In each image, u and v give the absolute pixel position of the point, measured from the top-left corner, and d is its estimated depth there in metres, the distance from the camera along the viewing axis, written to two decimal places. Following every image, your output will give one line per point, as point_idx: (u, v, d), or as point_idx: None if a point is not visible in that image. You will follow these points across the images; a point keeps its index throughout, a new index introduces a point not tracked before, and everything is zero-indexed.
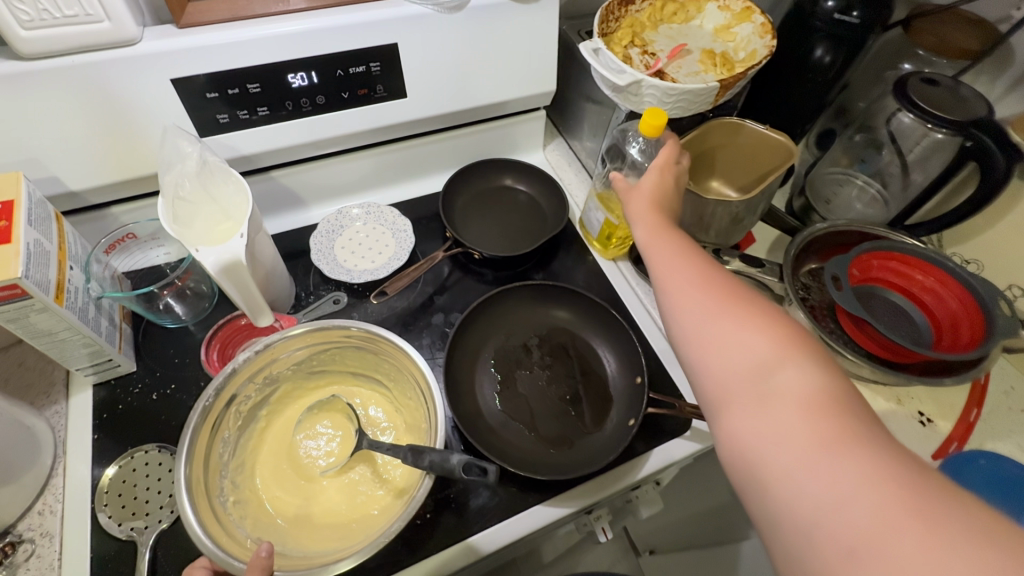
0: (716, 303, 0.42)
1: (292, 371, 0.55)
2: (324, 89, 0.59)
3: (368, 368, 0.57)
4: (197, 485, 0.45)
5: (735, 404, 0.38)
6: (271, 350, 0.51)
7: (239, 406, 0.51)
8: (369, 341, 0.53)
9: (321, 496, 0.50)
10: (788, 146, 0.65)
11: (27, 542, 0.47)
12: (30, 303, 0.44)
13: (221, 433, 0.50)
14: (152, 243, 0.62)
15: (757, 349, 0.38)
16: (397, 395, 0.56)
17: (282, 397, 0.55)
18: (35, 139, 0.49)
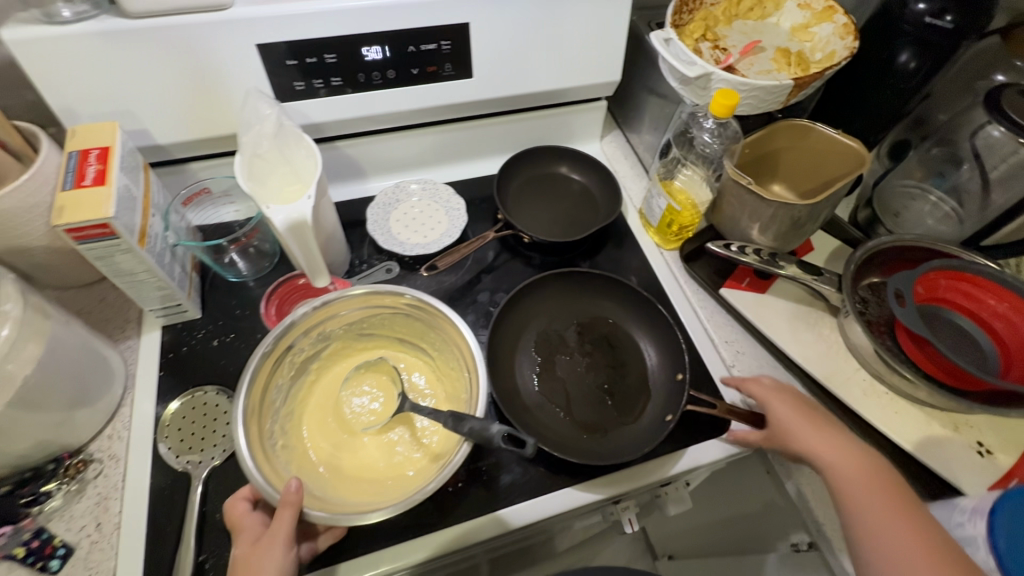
0: (859, 477, 0.48)
1: (345, 330, 0.57)
2: (395, 64, 0.60)
3: (416, 336, 0.59)
4: (253, 425, 0.48)
5: (853, 491, 0.47)
6: (330, 307, 0.54)
7: (295, 356, 0.55)
8: (420, 309, 0.55)
9: (361, 451, 0.52)
10: (860, 152, 0.62)
11: (96, 462, 0.51)
12: (117, 243, 0.48)
13: (278, 378, 0.53)
14: (223, 198, 0.66)
15: (873, 475, 0.48)
16: (440, 366, 0.58)
17: (333, 353, 0.58)
18: (134, 93, 0.53)
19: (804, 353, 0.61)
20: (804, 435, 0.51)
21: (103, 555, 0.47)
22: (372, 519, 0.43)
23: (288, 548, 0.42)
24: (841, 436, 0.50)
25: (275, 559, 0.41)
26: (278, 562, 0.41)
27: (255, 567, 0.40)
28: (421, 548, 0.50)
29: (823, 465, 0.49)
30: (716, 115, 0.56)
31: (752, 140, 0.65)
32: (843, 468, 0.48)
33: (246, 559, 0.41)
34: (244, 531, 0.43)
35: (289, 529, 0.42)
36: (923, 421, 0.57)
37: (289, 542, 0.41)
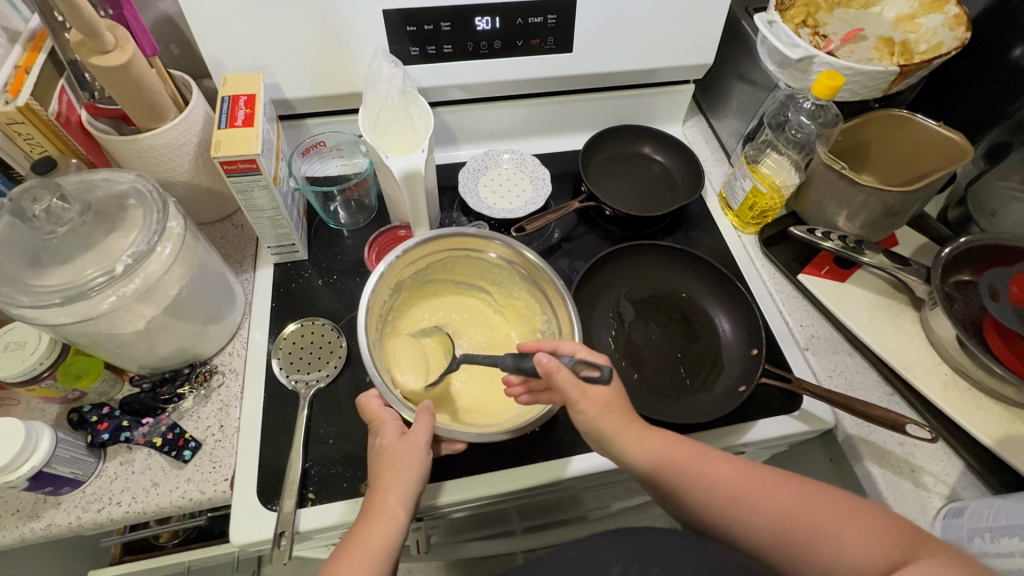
0: (694, 455, 0.49)
1: (412, 279, 0.63)
2: (502, 35, 0.64)
3: (476, 277, 0.66)
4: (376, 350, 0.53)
5: (693, 466, 0.48)
6: (419, 253, 0.59)
7: (380, 308, 0.59)
8: (503, 257, 0.62)
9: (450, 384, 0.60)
10: (963, 145, 0.61)
11: (219, 373, 0.58)
12: (257, 179, 0.54)
13: (376, 329, 0.57)
14: (332, 152, 0.72)
15: (702, 451, 0.49)
16: (500, 299, 0.67)
17: (402, 302, 0.64)
18: (276, 49, 0.59)
19: (882, 342, 0.61)
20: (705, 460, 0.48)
21: (225, 452, 0.53)
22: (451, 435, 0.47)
23: (427, 454, 0.47)
24: (624, 419, 0.49)
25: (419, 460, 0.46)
26: (421, 463, 0.46)
27: (400, 462, 0.45)
28: (498, 482, 0.54)
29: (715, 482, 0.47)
30: (818, 95, 0.56)
31: (850, 126, 0.65)
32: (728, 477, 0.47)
33: (393, 452, 0.46)
34: (384, 424, 0.48)
35: (428, 437, 0.47)
36: (1006, 421, 0.56)
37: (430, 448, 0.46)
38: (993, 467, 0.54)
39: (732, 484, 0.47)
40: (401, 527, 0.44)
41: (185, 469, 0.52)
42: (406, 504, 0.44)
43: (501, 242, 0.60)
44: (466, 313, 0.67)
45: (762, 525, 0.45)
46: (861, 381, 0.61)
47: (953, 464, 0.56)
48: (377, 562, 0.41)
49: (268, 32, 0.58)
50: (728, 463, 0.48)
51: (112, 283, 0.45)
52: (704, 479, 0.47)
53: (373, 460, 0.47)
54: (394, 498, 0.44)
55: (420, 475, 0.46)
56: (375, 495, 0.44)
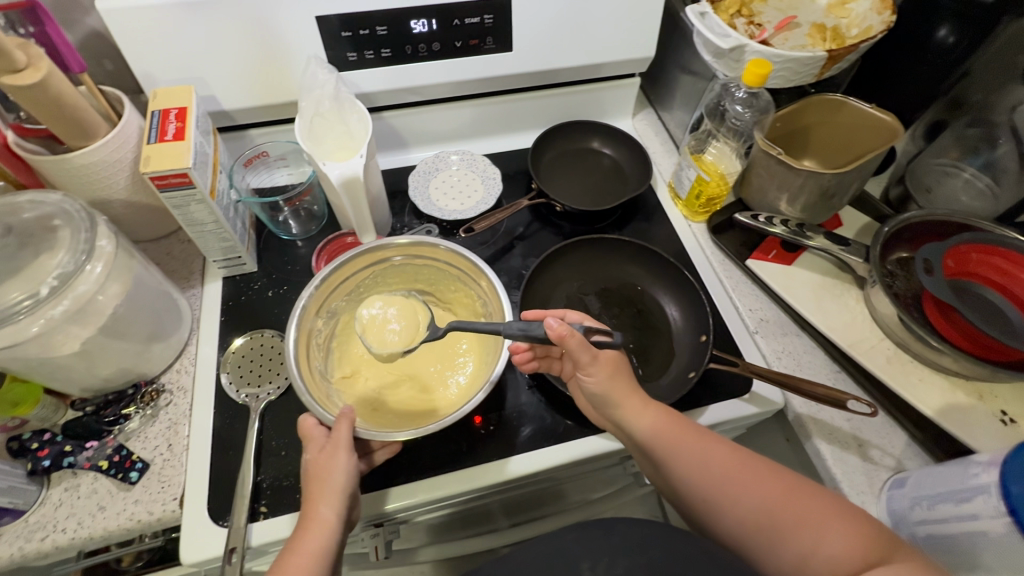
0: (688, 441, 0.50)
1: (345, 303, 0.62)
2: (440, 37, 0.64)
3: (413, 281, 0.65)
4: (303, 368, 0.52)
5: (687, 443, 0.50)
6: (338, 275, 0.58)
7: (315, 338, 0.58)
8: (416, 255, 0.61)
9: (408, 391, 0.58)
10: (894, 126, 0.63)
11: (167, 392, 0.57)
12: (192, 193, 0.53)
13: (312, 359, 0.56)
14: (277, 162, 0.72)
15: (696, 435, 0.51)
16: (443, 296, 0.66)
17: (344, 326, 0.63)
18: (209, 61, 0.59)
19: (827, 322, 0.62)
20: (698, 443, 0.50)
21: (174, 471, 0.53)
22: (398, 437, 0.47)
23: (351, 456, 0.46)
24: (625, 392, 0.52)
25: (343, 465, 0.46)
26: (345, 467, 0.46)
27: (326, 471, 0.45)
28: (455, 483, 0.54)
29: (707, 464, 0.49)
30: (748, 84, 0.57)
31: (786, 112, 0.66)
32: (721, 461, 0.49)
33: (318, 464, 0.46)
34: (312, 441, 0.48)
35: (349, 439, 0.47)
36: (946, 389, 0.57)
37: (351, 450, 0.46)
38: (935, 436, 0.56)
39: (720, 472, 0.49)
40: (336, 533, 0.44)
41: (132, 490, 0.51)
42: (339, 509, 0.44)
43: (395, 242, 0.59)
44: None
45: (749, 510, 0.47)
46: (809, 361, 0.62)
47: (897, 435, 0.57)
48: (312, 571, 0.41)
49: (199, 44, 0.57)
50: (718, 451, 0.50)
51: (39, 306, 0.44)
52: (694, 464, 0.50)
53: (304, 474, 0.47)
54: (324, 505, 0.44)
55: (348, 479, 0.46)
56: (307, 508, 0.44)
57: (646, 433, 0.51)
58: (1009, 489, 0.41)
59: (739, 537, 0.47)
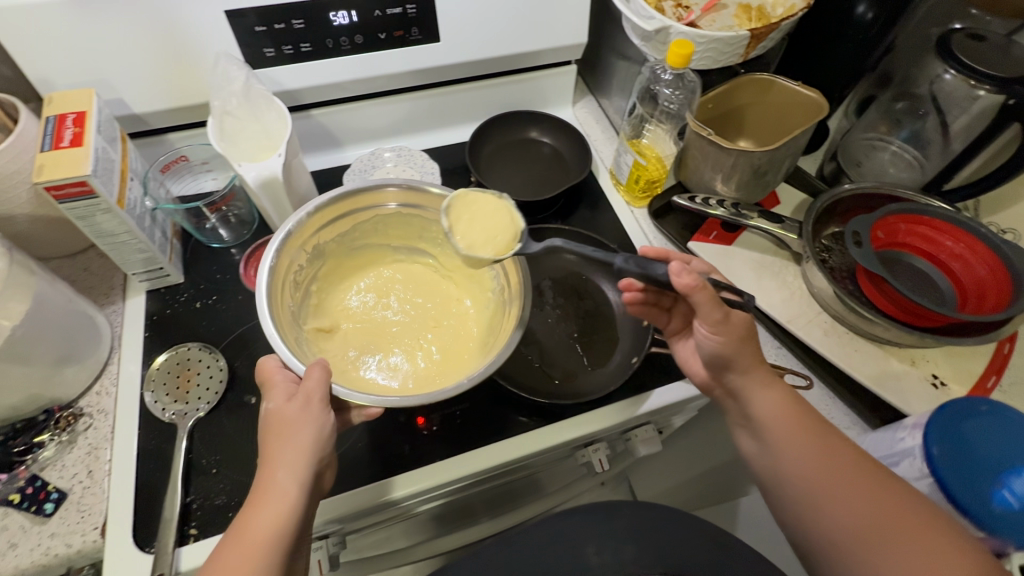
0: (802, 440, 0.47)
1: (335, 244, 0.60)
2: (363, 29, 0.62)
3: (413, 239, 0.64)
4: (277, 303, 0.50)
5: (800, 432, 0.47)
6: (324, 215, 0.55)
7: (295, 273, 0.56)
8: (413, 207, 0.59)
9: (386, 351, 0.58)
10: (819, 102, 0.64)
11: (86, 416, 0.54)
12: (96, 202, 0.50)
13: (287, 296, 0.55)
14: (201, 168, 0.69)
15: (819, 436, 0.47)
16: (446, 265, 0.65)
17: (329, 270, 0.62)
18: (111, 63, 0.55)
19: (767, 299, 0.63)
20: (813, 440, 0.46)
21: (95, 498, 0.50)
22: (355, 401, 0.44)
23: (325, 410, 0.44)
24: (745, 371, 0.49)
25: (314, 420, 0.43)
26: (315, 423, 0.43)
27: (290, 427, 0.43)
28: (401, 485, 0.52)
29: (819, 460, 0.46)
30: (673, 66, 0.57)
31: (715, 93, 0.66)
32: (835, 462, 0.45)
33: (280, 415, 0.43)
34: (276, 387, 0.45)
35: (323, 394, 0.44)
36: (882, 357, 0.59)
37: (324, 403, 0.43)
38: (872, 403, 0.57)
39: (842, 477, 0.44)
40: (296, 501, 0.40)
41: (48, 523, 0.48)
42: (298, 478, 0.41)
43: (394, 186, 0.56)
44: (410, 279, 0.66)
45: (858, 515, 0.43)
46: None
47: (838, 407, 0.58)
48: (269, 545, 0.38)
49: (98, 46, 0.54)
50: (838, 456, 0.45)
51: None
52: (806, 468, 0.46)
53: (262, 426, 0.44)
54: (281, 471, 0.41)
55: (316, 438, 0.43)
56: (263, 469, 0.41)
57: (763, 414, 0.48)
58: (931, 450, 0.42)
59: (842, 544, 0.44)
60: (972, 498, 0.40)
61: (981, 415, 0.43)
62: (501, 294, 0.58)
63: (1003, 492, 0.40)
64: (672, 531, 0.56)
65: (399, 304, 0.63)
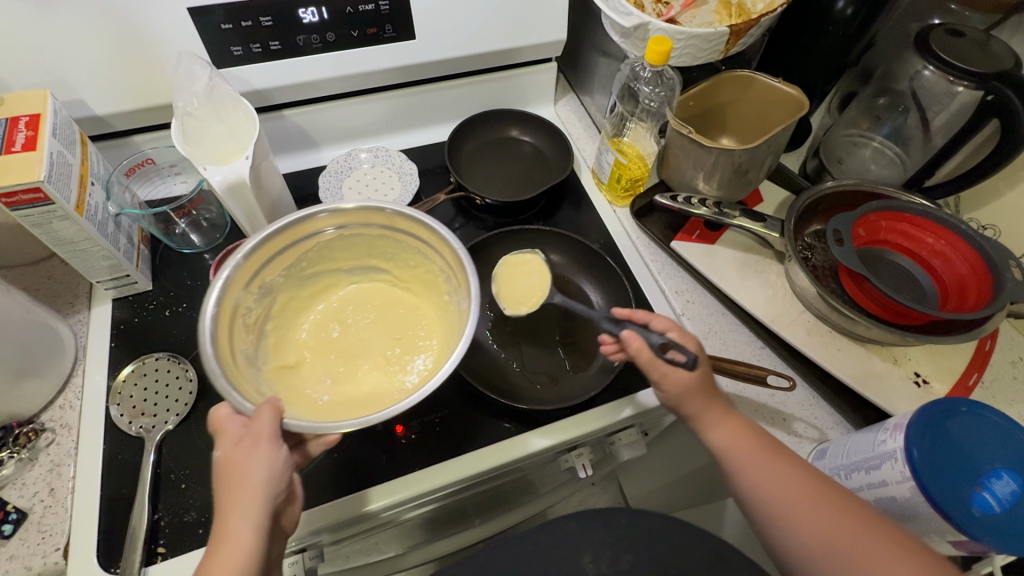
0: (765, 458, 0.47)
1: (284, 280, 0.57)
2: (334, 26, 0.60)
3: (364, 257, 0.61)
4: (225, 353, 0.46)
5: (754, 459, 0.47)
6: (264, 250, 0.52)
7: (243, 317, 0.53)
8: (361, 228, 0.56)
9: (353, 379, 0.56)
10: (800, 99, 0.63)
11: (48, 431, 0.52)
12: (52, 209, 0.48)
13: (238, 342, 0.51)
14: (170, 171, 0.67)
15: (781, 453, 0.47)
16: (401, 276, 0.63)
17: (282, 307, 0.58)
18: (67, 63, 0.53)
19: (750, 298, 0.62)
20: (766, 461, 0.46)
21: (57, 518, 0.48)
22: (341, 429, 0.41)
23: (276, 447, 0.41)
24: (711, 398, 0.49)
25: (265, 457, 0.40)
26: (266, 461, 0.40)
27: (242, 467, 0.40)
28: (377, 497, 0.50)
29: (773, 482, 0.45)
30: (652, 63, 0.56)
31: (696, 90, 0.65)
32: (788, 483, 0.45)
33: (231, 459, 0.40)
34: (225, 433, 0.41)
35: (274, 429, 0.41)
36: (865, 356, 0.58)
37: (273, 441, 0.40)
38: (855, 403, 0.57)
39: (797, 499, 0.44)
40: (254, 546, 0.38)
41: (7, 544, 0.46)
42: (255, 520, 0.38)
43: (327, 212, 0.52)
44: (369, 299, 0.63)
45: (812, 533, 0.43)
46: (735, 339, 0.62)
47: (821, 407, 0.58)
48: None
49: (53, 45, 0.51)
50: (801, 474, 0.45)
51: None
52: (768, 482, 0.46)
53: (216, 472, 0.40)
54: (235, 517, 0.38)
55: (270, 477, 0.40)
56: (218, 518, 0.39)
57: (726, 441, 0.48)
58: (912, 453, 0.42)
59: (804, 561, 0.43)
60: (951, 503, 0.40)
61: (960, 416, 0.43)
62: (458, 299, 0.55)
63: (983, 494, 0.40)
64: (657, 535, 0.55)
65: (360, 325, 0.61)
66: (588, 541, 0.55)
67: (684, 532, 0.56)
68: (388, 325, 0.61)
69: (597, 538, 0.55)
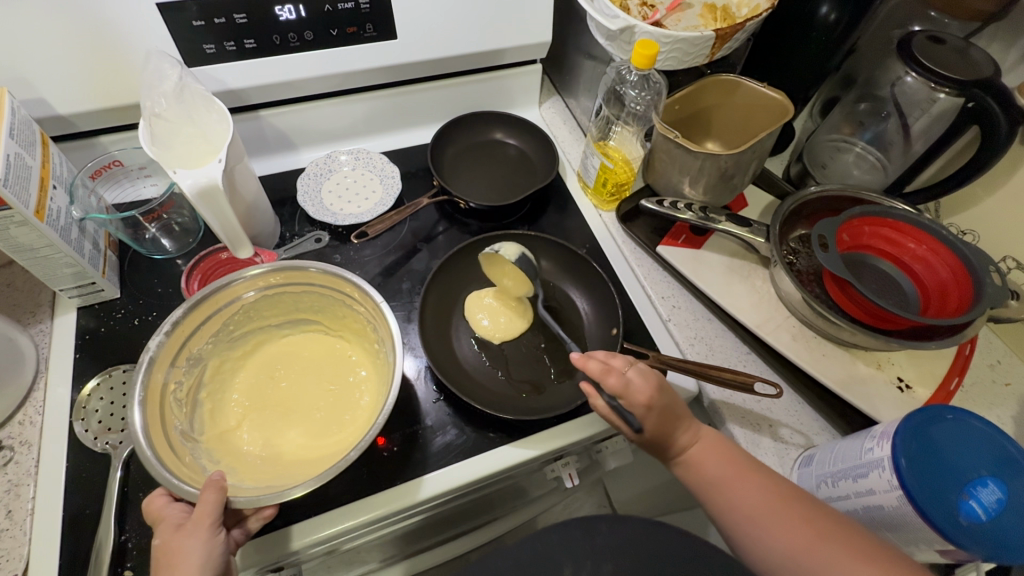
0: (733, 470, 0.47)
1: (213, 346, 0.55)
2: (312, 25, 0.58)
3: (292, 311, 0.59)
4: (157, 435, 0.45)
5: (721, 474, 0.47)
6: (188, 323, 0.50)
7: (175, 392, 0.51)
8: (284, 283, 0.54)
9: (284, 440, 0.53)
10: (784, 104, 0.63)
11: (6, 449, 0.49)
12: (9, 215, 0.45)
13: (172, 417, 0.49)
14: (139, 173, 0.65)
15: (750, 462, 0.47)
16: (332, 324, 0.60)
17: (214, 372, 0.56)
18: (25, 60, 0.50)
19: (736, 304, 0.62)
20: (732, 475, 0.47)
21: (14, 543, 0.45)
22: (292, 494, 0.41)
23: (215, 533, 0.40)
24: (684, 410, 0.49)
25: (202, 543, 0.39)
26: (204, 548, 0.39)
27: (179, 555, 0.39)
28: (356, 513, 0.48)
29: (740, 494, 0.46)
30: (638, 66, 0.55)
31: (681, 95, 0.65)
32: (757, 495, 0.45)
33: (168, 545, 0.39)
34: (164, 521, 0.41)
35: (217, 514, 0.40)
36: (849, 361, 0.58)
37: (214, 525, 0.39)
38: (840, 408, 0.57)
39: (765, 508, 0.45)
40: None
41: None
42: None
43: (245, 277, 0.52)
44: (301, 351, 0.61)
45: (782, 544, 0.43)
46: (721, 345, 0.62)
47: (807, 412, 0.58)
48: None
49: (10, 41, 0.48)
50: (762, 486, 0.46)
51: None
52: (731, 489, 0.46)
53: (153, 565, 0.39)
54: None
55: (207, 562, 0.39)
56: None
57: (695, 451, 0.48)
58: (899, 461, 0.42)
59: (766, 564, 0.44)
60: (940, 512, 0.39)
61: (945, 422, 0.43)
62: (384, 348, 0.53)
63: (969, 502, 0.40)
64: (643, 544, 0.55)
65: (292, 379, 0.58)
66: (573, 553, 0.54)
67: (671, 541, 0.55)
68: (321, 377, 0.58)
69: (583, 549, 0.54)
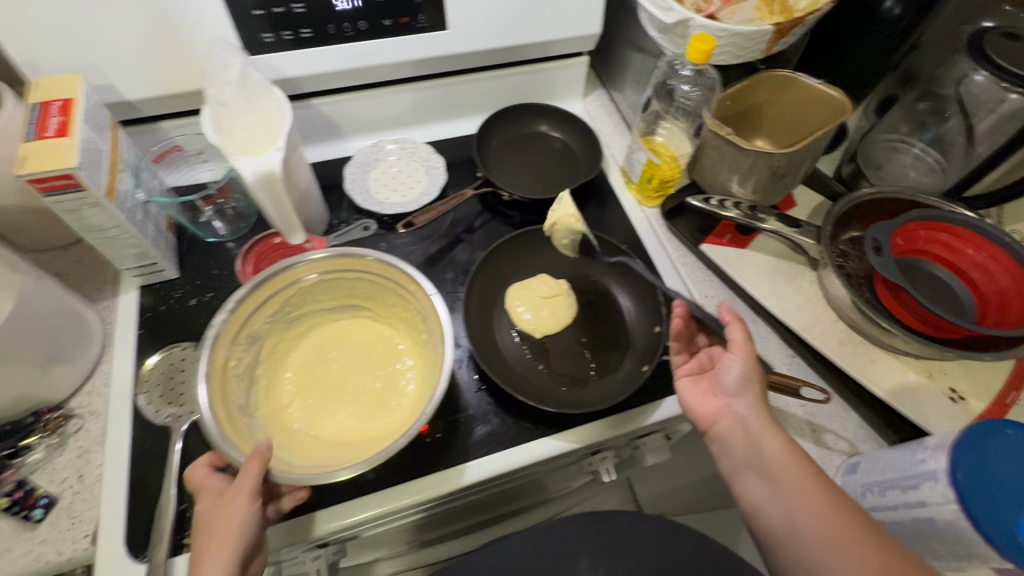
0: (798, 476, 0.44)
1: (271, 326, 0.57)
2: (366, 15, 0.58)
3: (344, 297, 0.61)
4: (218, 410, 0.47)
5: (787, 476, 0.44)
6: (250, 302, 0.52)
7: (234, 369, 0.53)
8: (340, 269, 0.56)
9: (332, 422, 0.55)
10: (842, 102, 0.61)
11: (77, 417, 0.53)
12: (83, 196, 0.48)
13: (231, 393, 0.51)
14: (197, 158, 0.68)
15: (813, 474, 0.44)
16: (381, 311, 0.62)
17: (270, 351, 0.58)
18: (98, 48, 0.52)
19: (782, 306, 0.61)
20: (798, 481, 0.44)
21: (85, 505, 0.48)
22: (342, 475, 0.42)
23: (253, 502, 0.41)
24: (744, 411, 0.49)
25: (240, 511, 0.41)
26: (242, 514, 0.41)
27: (221, 516, 0.41)
28: (401, 495, 0.50)
29: (803, 501, 0.43)
30: (693, 61, 0.55)
31: (734, 90, 0.64)
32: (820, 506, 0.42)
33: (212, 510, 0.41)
34: (210, 488, 0.44)
35: (256, 484, 0.42)
36: (900, 369, 0.57)
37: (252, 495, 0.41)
38: (887, 417, 0.56)
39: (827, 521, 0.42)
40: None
41: (38, 528, 0.47)
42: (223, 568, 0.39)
43: (306, 262, 0.54)
44: (350, 336, 0.62)
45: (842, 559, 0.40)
46: (765, 347, 0.61)
47: (852, 419, 0.57)
48: None
49: (84, 28, 0.50)
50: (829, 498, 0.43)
51: None
52: (793, 492, 0.43)
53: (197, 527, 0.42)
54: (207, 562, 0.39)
55: (244, 527, 0.41)
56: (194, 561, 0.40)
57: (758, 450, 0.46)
58: (955, 475, 0.41)
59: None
60: (996, 528, 0.38)
61: (1004, 437, 0.41)
62: (433, 336, 0.54)
63: None
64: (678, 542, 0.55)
65: (342, 363, 0.60)
66: (609, 547, 0.55)
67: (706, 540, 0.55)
68: (370, 362, 0.60)
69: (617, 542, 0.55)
